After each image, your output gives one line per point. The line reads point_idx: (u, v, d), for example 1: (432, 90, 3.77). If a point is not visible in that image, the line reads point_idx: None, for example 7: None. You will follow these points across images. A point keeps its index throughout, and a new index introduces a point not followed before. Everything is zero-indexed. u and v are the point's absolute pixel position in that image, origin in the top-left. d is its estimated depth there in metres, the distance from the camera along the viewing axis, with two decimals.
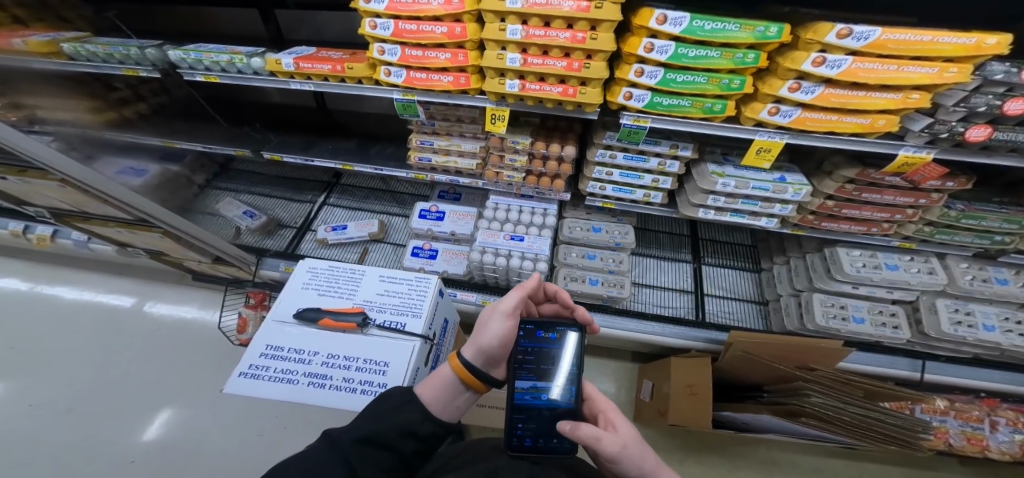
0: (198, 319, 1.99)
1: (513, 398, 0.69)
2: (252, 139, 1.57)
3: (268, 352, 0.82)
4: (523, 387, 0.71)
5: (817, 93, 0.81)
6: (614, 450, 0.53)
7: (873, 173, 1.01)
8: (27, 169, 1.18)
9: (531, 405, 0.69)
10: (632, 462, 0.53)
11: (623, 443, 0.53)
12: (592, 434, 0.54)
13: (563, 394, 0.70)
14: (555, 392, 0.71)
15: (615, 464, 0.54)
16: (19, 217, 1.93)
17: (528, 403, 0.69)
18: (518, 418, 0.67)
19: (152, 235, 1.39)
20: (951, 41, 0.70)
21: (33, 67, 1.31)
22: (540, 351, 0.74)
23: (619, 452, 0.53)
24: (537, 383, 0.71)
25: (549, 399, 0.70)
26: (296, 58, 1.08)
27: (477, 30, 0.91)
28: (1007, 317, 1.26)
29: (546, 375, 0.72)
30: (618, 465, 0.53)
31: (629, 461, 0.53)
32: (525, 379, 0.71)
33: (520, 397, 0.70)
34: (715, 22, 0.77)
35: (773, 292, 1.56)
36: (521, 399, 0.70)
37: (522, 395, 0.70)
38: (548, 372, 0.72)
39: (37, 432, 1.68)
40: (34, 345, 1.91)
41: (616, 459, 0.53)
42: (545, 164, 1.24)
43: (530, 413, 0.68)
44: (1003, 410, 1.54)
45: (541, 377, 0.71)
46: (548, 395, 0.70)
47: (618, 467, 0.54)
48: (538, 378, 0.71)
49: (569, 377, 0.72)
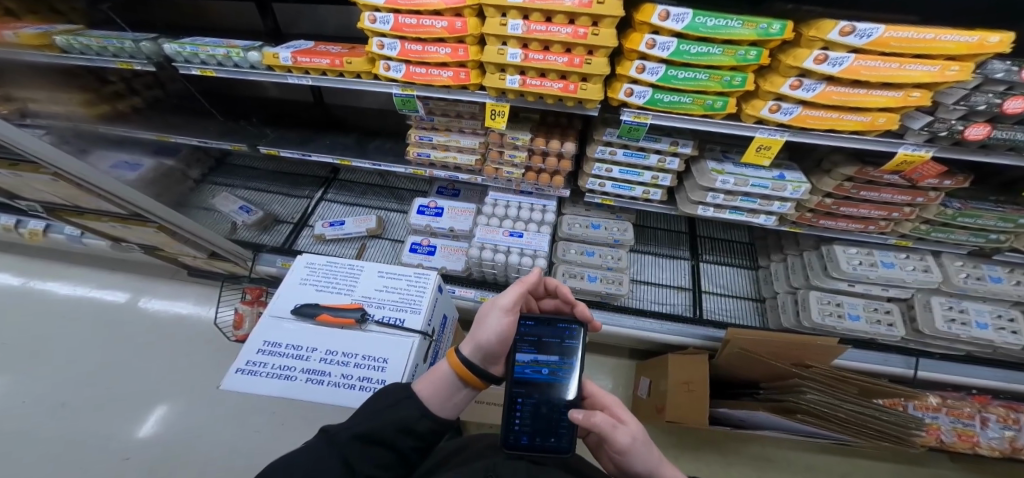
0: (193, 314, 1.97)
1: (513, 372, 0.71)
2: (249, 133, 1.55)
3: (266, 348, 0.82)
4: (523, 361, 0.72)
5: (819, 91, 0.81)
6: (627, 441, 0.53)
7: (872, 171, 1.02)
8: (18, 162, 1.16)
9: (531, 379, 0.71)
10: (641, 454, 0.54)
11: (634, 434, 0.54)
12: (606, 422, 0.54)
13: (563, 372, 0.72)
14: (556, 368, 0.72)
15: (624, 456, 0.54)
16: (11, 211, 1.90)
17: (529, 377, 0.71)
18: (517, 392, 0.70)
19: (147, 230, 1.38)
20: (953, 39, 0.70)
21: (25, 60, 1.29)
22: (541, 340, 0.74)
23: (630, 443, 0.53)
24: (537, 357, 0.72)
25: (550, 374, 0.72)
26: (294, 52, 1.06)
27: (478, 24, 0.90)
28: (1000, 315, 1.27)
29: (546, 348, 0.74)
30: (627, 456, 0.54)
31: (638, 453, 0.53)
32: (526, 353, 0.72)
33: (520, 371, 0.71)
34: (718, 18, 0.76)
35: (769, 289, 1.56)
36: (521, 373, 0.71)
37: (522, 369, 0.72)
38: (548, 345, 0.74)
39: (30, 427, 1.67)
40: (28, 340, 1.90)
41: (626, 451, 0.53)
42: (545, 159, 1.23)
43: (530, 389, 0.70)
44: (993, 407, 1.57)
45: (541, 351, 0.73)
46: (549, 370, 0.72)
47: (625, 459, 0.54)
48: (539, 351, 0.73)
49: (572, 352, 0.74)
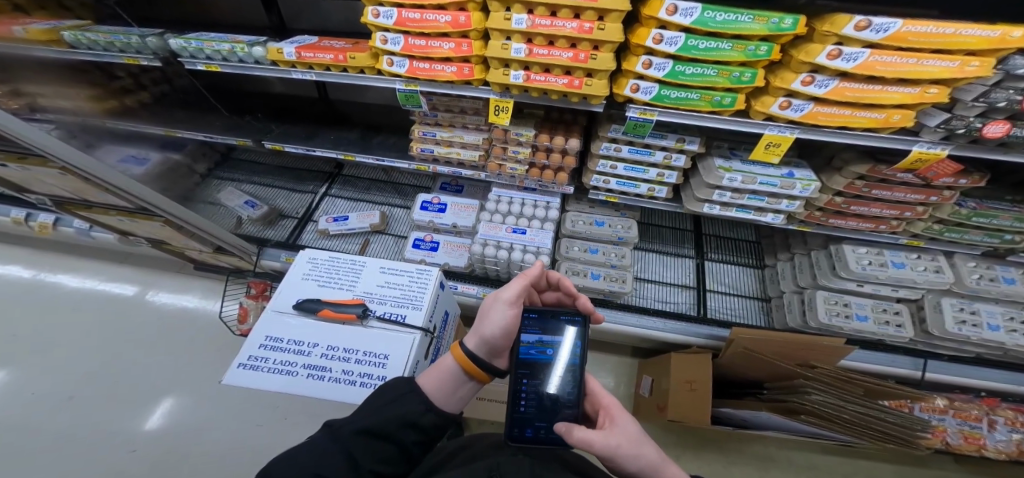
0: (199, 308, 1.99)
1: (517, 360, 0.71)
2: (253, 129, 1.55)
3: (267, 343, 0.81)
4: (529, 342, 0.72)
5: (831, 87, 0.78)
6: (610, 451, 0.52)
7: (885, 169, 0.99)
8: (26, 156, 1.17)
9: (535, 360, 0.72)
10: (629, 460, 0.52)
11: (619, 442, 0.53)
12: (586, 435, 0.53)
13: (567, 352, 0.73)
14: (559, 349, 0.73)
15: (613, 462, 0.54)
16: (21, 204, 1.93)
17: (533, 357, 0.72)
18: (522, 375, 0.70)
19: (153, 223, 1.39)
20: (974, 34, 0.67)
21: (32, 55, 1.29)
22: (546, 322, 0.75)
23: (614, 452, 0.52)
24: (542, 337, 0.73)
25: (554, 355, 0.73)
26: (297, 47, 1.05)
27: (482, 19, 0.88)
28: (1012, 317, 1.24)
29: (550, 330, 0.74)
30: (614, 461, 0.53)
31: (626, 459, 0.52)
32: (531, 334, 0.73)
33: (525, 352, 0.72)
34: (727, 13, 0.74)
35: (775, 289, 1.54)
36: (526, 354, 0.72)
37: (527, 350, 0.72)
38: (552, 328, 0.75)
39: (37, 419, 1.70)
40: (35, 333, 1.92)
41: (613, 458, 0.53)
42: (549, 156, 1.22)
43: (534, 370, 0.71)
44: (1002, 409, 1.54)
45: (545, 331, 0.74)
46: (554, 351, 0.73)
47: (615, 464, 0.54)
48: (543, 332, 0.74)
49: (577, 334, 0.75)
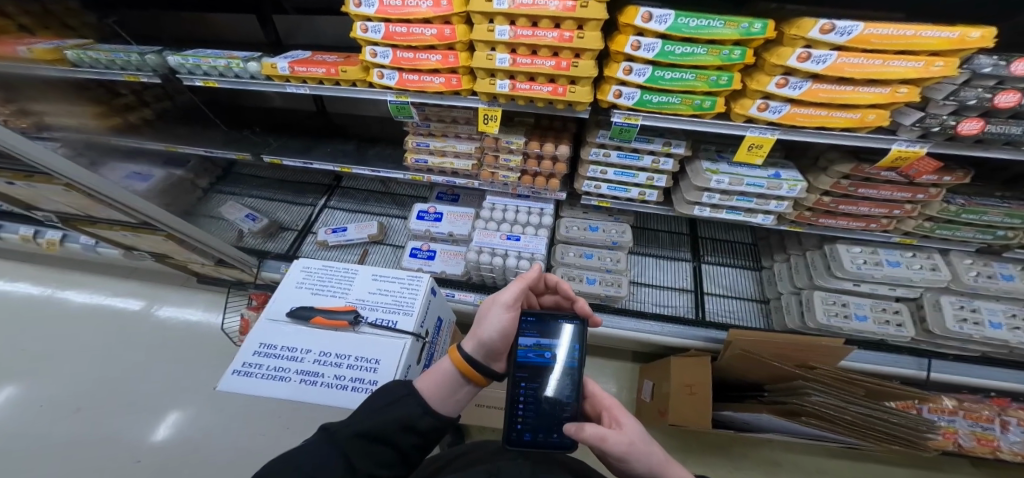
0: (203, 321, 2.01)
1: (515, 361, 0.72)
2: (252, 142, 1.59)
3: (261, 350, 0.83)
4: (526, 345, 0.73)
5: (805, 88, 0.80)
6: (622, 449, 0.52)
7: (868, 168, 1.00)
8: (31, 174, 1.20)
9: (534, 362, 0.73)
10: (640, 458, 0.53)
11: (630, 440, 0.53)
12: (597, 433, 0.54)
13: (566, 355, 0.74)
14: (558, 352, 0.74)
15: (624, 462, 0.53)
16: (29, 222, 1.97)
17: (532, 361, 0.73)
18: (521, 379, 0.71)
19: (155, 237, 1.41)
20: (934, 35, 0.69)
21: (37, 75, 1.33)
22: (544, 325, 0.76)
23: (626, 450, 0.52)
24: (540, 341, 0.74)
25: (553, 358, 0.73)
26: (291, 62, 1.09)
27: (466, 30, 0.91)
28: (1014, 314, 1.23)
29: (548, 333, 0.75)
30: (626, 462, 0.53)
31: (637, 457, 0.52)
32: (529, 337, 0.74)
33: (523, 355, 0.73)
34: (700, 19, 0.76)
35: (773, 291, 1.54)
36: (524, 357, 0.72)
37: (525, 353, 0.73)
38: (551, 331, 0.76)
39: (45, 432, 1.71)
40: (43, 348, 1.95)
41: (625, 457, 0.53)
42: (540, 163, 1.25)
43: (533, 373, 0.72)
44: (1013, 410, 1.51)
45: (543, 335, 0.75)
46: (552, 354, 0.74)
47: (627, 465, 0.53)
48: (541, 335, 0.75)
49: (575, 336, 0.76)
